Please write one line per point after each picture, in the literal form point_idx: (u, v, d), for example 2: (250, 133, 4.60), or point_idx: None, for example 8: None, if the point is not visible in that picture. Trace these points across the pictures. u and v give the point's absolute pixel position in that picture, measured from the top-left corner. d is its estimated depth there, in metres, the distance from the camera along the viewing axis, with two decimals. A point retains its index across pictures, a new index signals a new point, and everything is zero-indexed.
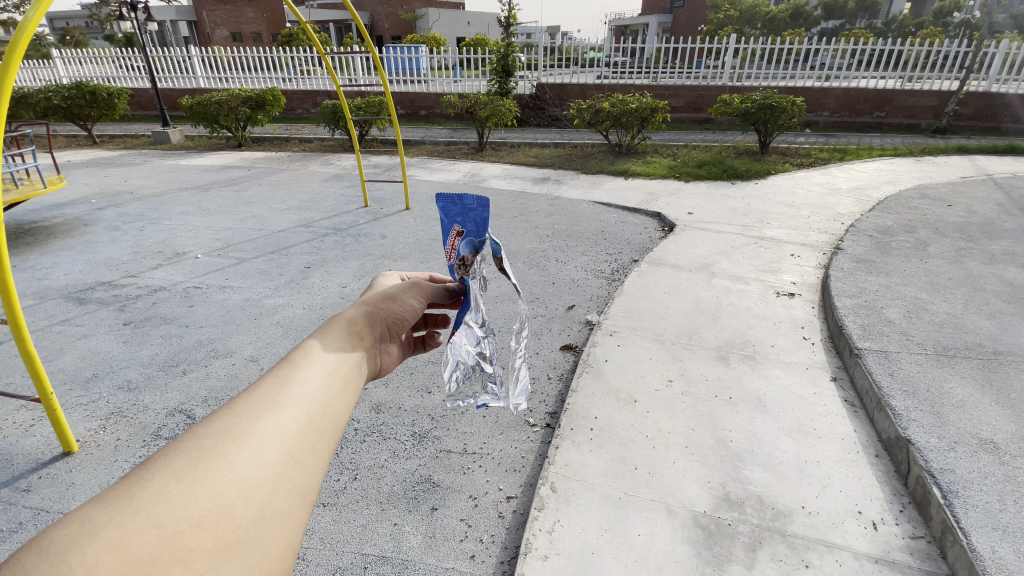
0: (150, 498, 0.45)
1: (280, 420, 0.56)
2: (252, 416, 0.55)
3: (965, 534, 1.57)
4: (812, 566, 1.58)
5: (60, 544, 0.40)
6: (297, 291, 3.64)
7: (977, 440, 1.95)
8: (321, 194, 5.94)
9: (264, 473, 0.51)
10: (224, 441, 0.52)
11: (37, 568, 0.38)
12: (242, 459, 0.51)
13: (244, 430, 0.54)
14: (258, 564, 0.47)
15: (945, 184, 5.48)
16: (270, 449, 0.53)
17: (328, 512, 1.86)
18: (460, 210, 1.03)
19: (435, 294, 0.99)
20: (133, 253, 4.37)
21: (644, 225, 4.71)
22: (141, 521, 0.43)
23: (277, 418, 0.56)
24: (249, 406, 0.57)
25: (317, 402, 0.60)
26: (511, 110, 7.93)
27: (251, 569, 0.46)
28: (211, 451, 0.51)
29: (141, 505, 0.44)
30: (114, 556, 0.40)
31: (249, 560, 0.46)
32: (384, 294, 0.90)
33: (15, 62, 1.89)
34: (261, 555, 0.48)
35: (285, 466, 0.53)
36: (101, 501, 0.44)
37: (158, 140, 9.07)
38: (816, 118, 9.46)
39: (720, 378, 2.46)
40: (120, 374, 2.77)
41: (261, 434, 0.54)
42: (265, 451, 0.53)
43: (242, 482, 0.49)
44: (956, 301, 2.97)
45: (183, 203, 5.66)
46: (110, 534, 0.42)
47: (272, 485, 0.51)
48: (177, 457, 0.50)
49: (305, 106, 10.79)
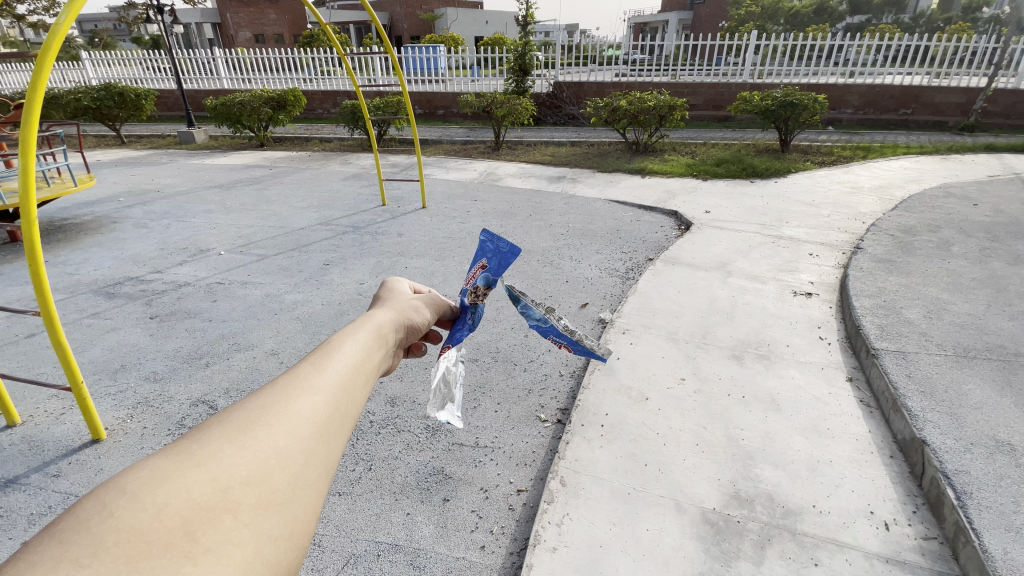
0: (203, 456, 0.49)
1: (314, 400, 0.59)
2: (290, 395, 0.59)
3: (978, 535, 1.56)
4: (822, 564, 1.57)
5: (129, 488, 0.44)
6: (315, 287, 3.73)
7: (994, 442, 1.92)
8: (340, 192, 6.05)
9: (300, 445, 0.54)
10: (265, 415, 0.56)
11: (111, 505, 0.42)
12: (281, 431, 0.54)
13: (282, 406, 0.57)
14: (296, 526, 0.49)
15: (972, 183, 5.33)
16: (305, 424, 0.56)
17: (344, 500, 1.92)
18: (492, 249, 1.04)
19: (445, 308, 1.02)
20: (159, 250, 4.52)
21: (659, 223, 4.69)
22: (196, 474, 0.47)
23: (311, 399, 0.60)
24: (286, 388, 0.60)
25: (347, 389, 0.64)
26: (527, 109, 7.94)
27: (289, 529, 0.49)
28: (254, 422, 0.54)
29: (196, 461, 0.48)
30: (174, 500, 0.44)
31: (288, 520, 0.49)
32: (405, 303, 0.94)
33: (48, 65, 1.98)
34: (297, 518, 0.50)
35: (318, 440, 0.56)
36: (162, 456, 0.48)
37: (183, 140, 9.33)
38: (839, 115, 9.27)
39: (733, 377, 2.45)
40: (146, 365, 2.88)
41: (298, 410, 0.57)
42: (302, 426, 0.56)
43: (281, 450, 0.52)
44: (978, 302, 2.90)
45: (207, 202, 5.83)
46: (170, 483, 0.45)
47: (308, 456, 0.54)
48: (225, 425, 0.54)
49: (325, 106, 10.97)
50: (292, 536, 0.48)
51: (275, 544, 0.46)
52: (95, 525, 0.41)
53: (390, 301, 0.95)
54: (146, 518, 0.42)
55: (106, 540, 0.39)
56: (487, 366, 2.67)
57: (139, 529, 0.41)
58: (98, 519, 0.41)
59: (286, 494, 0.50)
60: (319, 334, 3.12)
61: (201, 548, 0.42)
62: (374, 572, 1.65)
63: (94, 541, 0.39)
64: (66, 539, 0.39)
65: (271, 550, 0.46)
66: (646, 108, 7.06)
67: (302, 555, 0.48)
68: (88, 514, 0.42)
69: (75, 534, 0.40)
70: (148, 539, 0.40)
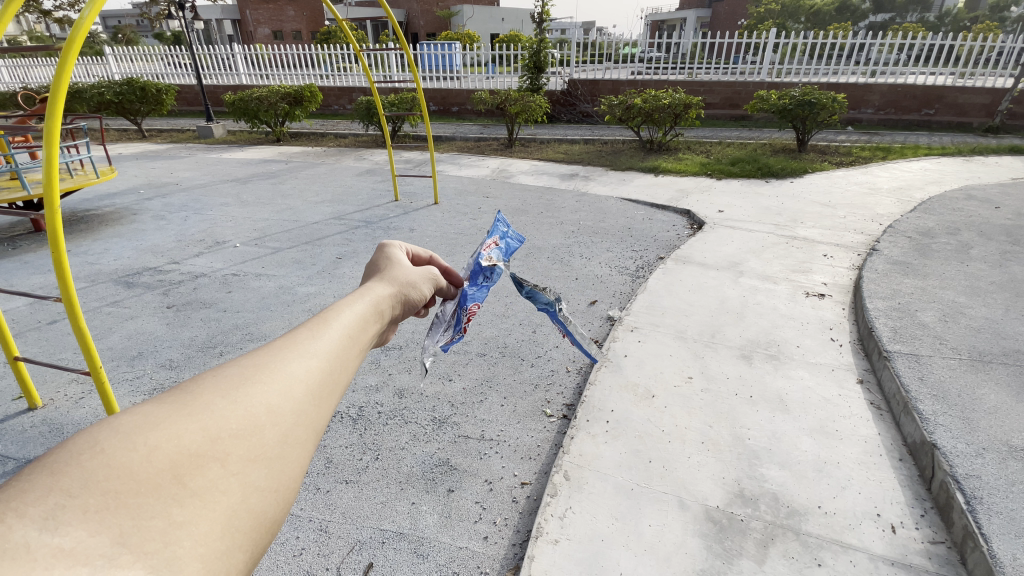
0: (197, 406, 0.53)
1: (307, 363, 0.64)
2: (283, 356, 0.64)
3: (986, 540, 1.54)
4: (825, 565, 1.57)
5: (124, 428, 0.49)
6: (327, 280, 3.77)
7: (1006, 447, 1.88)
8: (354, 188, 6.10)
9: (290, 405, 0.59)
10: (259, 373, 0.60)
11: (104, 443, 0.47)
12: (273, 389, 0.59)
13: (276, 366, 0.62)
14: (281, 481, 0.54)
15: (995, 185, 5.21)
16: (296, 386, 0.61)
17: (351, 488, 1.95)
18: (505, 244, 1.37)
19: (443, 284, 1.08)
20: (177, 241, 4.61)
21: (671, 222, 4.66)
22: (190, 421, 0.51)
23: (304, 362, 0.64)
24: (281, 349, 0.65)
25: (339, 355, 0.68)
26: (541, 106, 7.92)
27: (274, 483, 0.53)
28: (248, 378, 0.59)
29: (191, 409, 0.53)
30: (165, 445, 0.48)
31: (274, 474, 0.54)
32: (404, 275, 0.97)
33: (72, 57, 2.03)
34: (282, 472, 0.55)
35: (308, 403, 0.61)
36: (158, 401, 0.53)
37: (202, 134, 9.48)
38: (859, 116, 9.10)
39: (741, 376, 2.44)
40: (162, 353, 2.95)
41: (290, 372, 0.62)
42: (293, 387, 0.60)
43: (272, 407, 0.57)
44: (996, 306, 2.84)
45: (224, 195, 5.92)
46: (163, 428, 0.50)
47: (297, 416, 0.59)
48: (220, 377, 0.58)
49: (341, 103, 11.03)
50: (276, 490, 0.53)
51: (259, 496, 0.51)
52: (87, 460, 0.45)
53: (387, 270, 0.98)
54: (136, 459, 0.46)
55: (98, 476, 0.44)
56: (495, 361, 2.68)
57: (129, 468, 0.45)
58: (90, 455, 0.45)
59: (272, 450, 0.54)
60: None
61: (187, 492, 0.46)
62: (379, 558, 1.68)
63: (87, 475, 0.43)
64: (59, 470, 0.43)
65: (255, 501, 0.51)
66: (661, 106, 7.00)
67: (284, 508, 0.53)
68: (83, 447, 0.46)
69: (66, 467, 0.44)
70: (137, 479, 0.45)
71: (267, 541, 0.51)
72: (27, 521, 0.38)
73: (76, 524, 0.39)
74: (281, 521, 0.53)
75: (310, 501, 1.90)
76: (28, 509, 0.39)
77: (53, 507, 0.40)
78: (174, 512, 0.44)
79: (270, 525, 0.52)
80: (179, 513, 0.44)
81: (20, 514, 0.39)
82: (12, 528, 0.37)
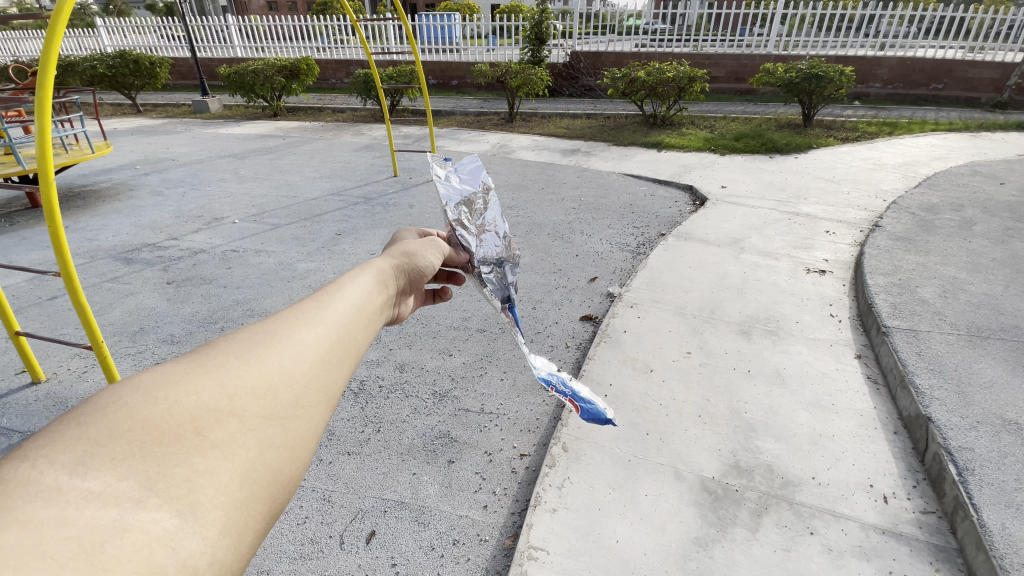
0: (217, 366, 0.54)
1: (316, 333, 0.64)
2: (293, 325, 0.64)
3: (977, 510, 1.57)
4: (817, 533, 1.61)
5: (145, 384, 0.49)
6: (327, 257, 3.76)
7: (1001, 420, 1.90)
8: (352, 163, 6.03)
9: (302, 368, 0.59)
10: (273, 337, 0.61)
11: (127, 397, 0.48)
12: (286, 353, 0.59)
13: (286, 333, 0.62)
14: (299, 439, 0.54)
15: (1002, 162, 5.13)
16: (308, 351, 0.61)
17: (352, 459, 1.98)
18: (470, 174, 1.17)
19: (452, 254, 1.07)
20: (175, 217, 4.58)
21: (674, 199, 4.61)
22: (208, 380, 0.52)
23: (314, 330, 0.64)
24: (290, 320, 0.65)
25: (347, 326, 0.69)
26: (543, 79, 7.77)
27: (290, 441, 0.53)
28: (260, 344, 0.59)
29: (209, 368, 0.53)
30: (185, 400, 0.49)
31: (290, 433, 0.54)
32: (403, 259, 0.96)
33: (61, 27, 1.97)
34: (299, 432, 0.55)
35: (321, 370, 0.61)
36: (178, 363, 0.53)
37: (198, 109, 9.32)
38: (866, 90, 8.92)
39: (739, 351, 2.45)
40: (163, 329, 2.96)
41: (302, 337, 0.62)
42: (304, 353, 0.61)
43: (285, 369, 0.57)
44: (996, 283, 2.83)
45: (221, 171, 5.87)
46: (182, 386, 0.50)
47: (311, 381, 0.59)
48: (233, 343, 0.59)
49: (338, 76, 10.81)
50: (293, 449, 0.53)
51: (276, 453, 0.51)
52: (110, 413, 0.46)
53: (390, 249, 1.00)
54: (157, 412, 0.47)
55: (124, 427, 0.45)
56: (495, 336, 2.70)
57: (150, 421, 0.46)
58: (114, 408, 0.46)
59: (290, 410, 0.55)
60: None
61: (208, 444, 0.46)
62: (382, 526, 1.72)
63: (111, 427, 0.45)
64: (85, 422, 0.45)
65: (272, 457, 0.50)
66: (665, 79, 6.85)
67: (301, 469, 0.53)
68: (107, 401, 0.47)
69: (91, 419, 0.45)
70: (159, 431, 0.45)
71: (287, 499, 0.51)
72: (58, 468, 0.40)
73: (104, 470, 0.41)
74: (298, 480, 0.53)
75: (313, 472, 1.94)
76: (61, 457, 0.41)
77: (81, 455, 0.41)
78: (195, 461, 0.45)
79: (288, 481, 0.52)
80: (201, 463, 0.45)
81: (52, 460, 0.40)
82: (43, 473, 0.39)
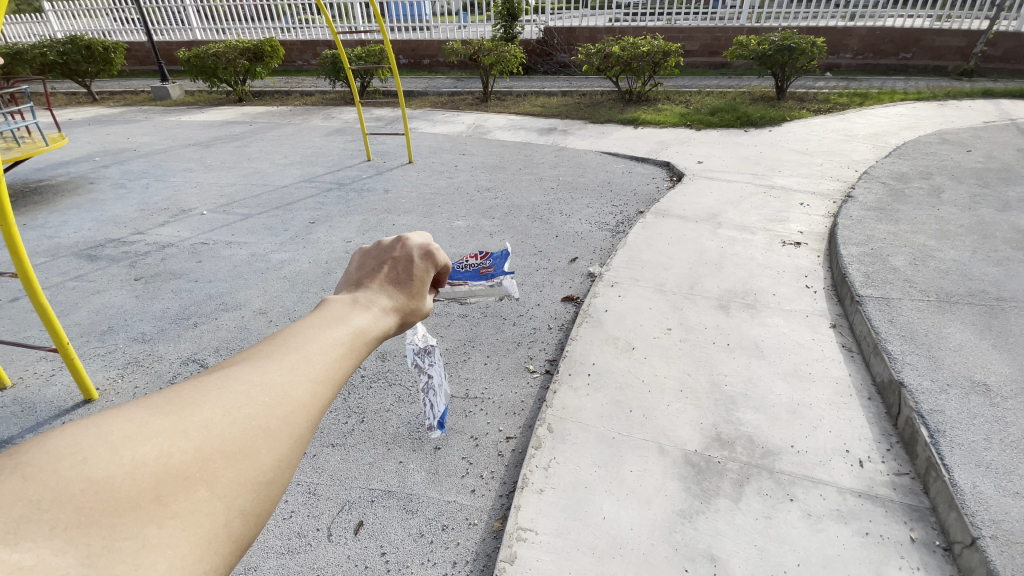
0: (193, 418, 0.51)
1: (309, 382, 0.60)
2: (287, 374, 0.59)
3: (948, 470, 1.63)
4: (796, 500, 1.66)
5: (112, 434, 0.47)
6: (302, 246, 3.66)
7: (970, 382, 1.97)
8: (323, 148, 5.86)
9: (287, 427, 0.55)
10: (263, 382, 0.57)
11: (89, 450, 0.45)
12: (272, 405, 0.56)
13: (278, 381, 0.58)
14: (269, 504, 0.51)
15: (968, 129, 5.24)
16: (298, 407, 0.57)
17: (337, 451, 1.96)
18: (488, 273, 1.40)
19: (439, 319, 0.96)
20: (139, 211, 4.39)
21: (651, 176, 4.61)
22: (183, 435, 0.49)
23: (308, 383, 0.59)
24: (285, 364, 0.60)
25: (344, 373, 0.63)
26: (516, 57, 7.62)
27: (262, 506, 0.50)
28: (246, 393, 0.55)
29: (185, 418, 0.50)
30: (156, 460, 0.46)
31: (264, 498, 0.51)
32: (422, 291, 0.86)
33: (3, 13, 1.82)
34: (273, 497, 0.52)
35: (306, 424, 0.57)
36: (154, 408, 0.51)
37: (158, 96, 8.90)
38: (837, 61, 8.99)
39: (718, 325, 2.48)
40: (134, 327, 2.86)
41: (294, 389, 0.58)
42: (291, 405, 0.57)
43: (270, 425, 0.54)
44: (964, 249, 2.91)
45: (186, 160, 5.65)
46: (152, 439, 0.47)
47: (293, 438, 0.55)
48: (218, 384, 0.55)
49: (305, 58, 10.48)
50: (264, 515, 0.51)
51: (243, 520, 0.49)
52: (64, 466, 0.43)
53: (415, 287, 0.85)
54: (119, 473, 0.44)
55: (78, 488, 0.42)
56: (477, 321, 2.68)
57: (110, 483, 0.43)
58: (69, 461, 0.43)
59: (268, 474, 0.52)
60: (308, 292, 3.10)
61: (168, 513, 0.44)
62: (369, 516, 1.71)
63: (61, 486, 0.41)
64: (33, 476, 0.42)
65: (239, 525, 0.48)
66: (639, 54, 6.77)
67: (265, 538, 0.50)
68: (65, 451, 0.44)
69: (42, 473, 0.42)
70: (119, 495, 0.43)
71: None
72: None
73: (41, 540, 0.37)
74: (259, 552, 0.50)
75: (298, 466, 1.92)
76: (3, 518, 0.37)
77: (23, 518, 0.38)
78: (150, 534, 0.42)
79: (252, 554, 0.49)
80: (156, 535, 0.42)
81: None
82: None
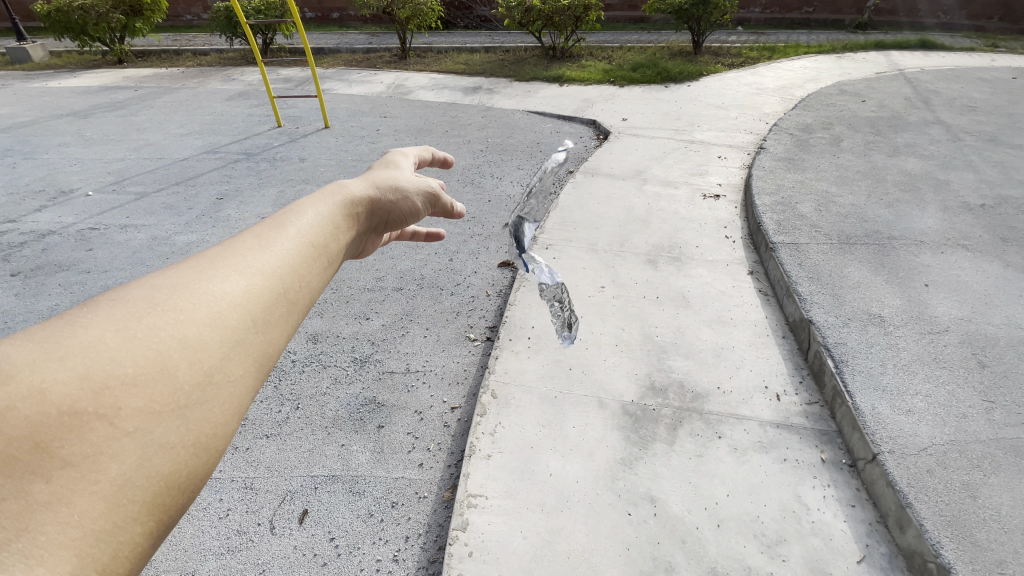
0: (84, 351, 0.49)
1: (226, 298, 0.60)
2: (199, 290, 0.59)
3: (851, 396, 1.82)
4: (724, 437, 1.79)
5: None
6: (211, 225, 3.34)
7: (867, 315, 2.20)
8: (226, 115, 5.30)
9: (202, 345, 0.56)
10: (171, 303, 0.57)
11: None
12: (184, 324, 0.56)
13: (188, 300, 0.58)
14: (189, 428, 0.52)
15: (862, 80, 5.65)
16: (212, 327, 0.57)
17: (273, 442, 1.86)
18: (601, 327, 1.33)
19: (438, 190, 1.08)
20: (6, 195, 3.79)
21: (579, 134, 4.60)
22: (70, 368, 0.47)
23: (222, 297, 0.60)
24: (196, 283, 0.60)
25: (266, 283, 0.65)
26: (434, 10, 7.19)
27: (181, 436, 0.51)
28: (150, 314, 0.55)
29: (71, 351, 0.49)
30: (39, 398, 0.45)
31: (183, 425, 0.51)
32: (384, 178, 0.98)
33: None
34: (195, 422, 0.53)
35: (226, 342, 0.58)
36: (40, 342, 0.49)
37: (15, 58, 7.60)
38: (748, 15, 9.31)
39: (649, 280, 2.57)
40: (16, 329, 2.51)
41: (206, 304, 0.58)
42: (204, 323, 0.57)
43: (182, 345, 0.54)
44: (860, 194, 3.18)
45: (60, 134, 4.91)
46: (33, 376, 0.46)
47: (210, 356, 0.55)
48: (117, 310, 0.55)
49: (195, 11, 9.29)
50: (186, 442, 0.51)
51: (162, 453, 0.49)
52: None
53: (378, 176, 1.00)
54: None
55: None
56: (413, 294, 2.60)
57: None
58: None
59: (186, 398, 0.52)
60: None
61: (59, 461, 0.43)
62: (313, 503, 1.65)
63: None
64: None
65: (157, 459, 0.49)
66: (560, 8, 6.61)
67: (193, 461, 0.52)
68: None
69: None
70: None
71: (174, 497, 0.50)
72: None
73: None
74: (190, 476, 0.52)
75: (230, 462, 1.80)
76: None
77: None
78: (38, 489, 0.42)
79: (182, 477, 0.51)
80: (45, 489, 0.42)
81: None
82: None
